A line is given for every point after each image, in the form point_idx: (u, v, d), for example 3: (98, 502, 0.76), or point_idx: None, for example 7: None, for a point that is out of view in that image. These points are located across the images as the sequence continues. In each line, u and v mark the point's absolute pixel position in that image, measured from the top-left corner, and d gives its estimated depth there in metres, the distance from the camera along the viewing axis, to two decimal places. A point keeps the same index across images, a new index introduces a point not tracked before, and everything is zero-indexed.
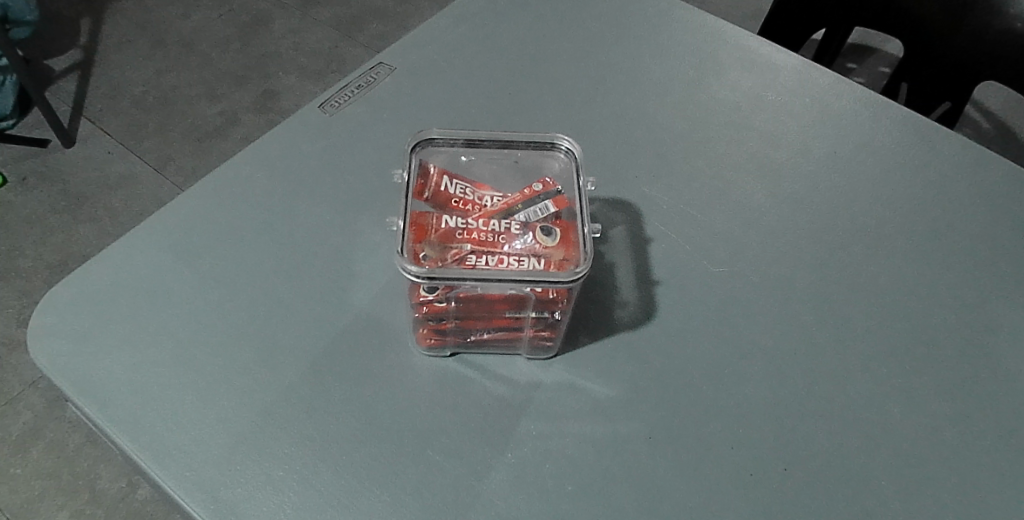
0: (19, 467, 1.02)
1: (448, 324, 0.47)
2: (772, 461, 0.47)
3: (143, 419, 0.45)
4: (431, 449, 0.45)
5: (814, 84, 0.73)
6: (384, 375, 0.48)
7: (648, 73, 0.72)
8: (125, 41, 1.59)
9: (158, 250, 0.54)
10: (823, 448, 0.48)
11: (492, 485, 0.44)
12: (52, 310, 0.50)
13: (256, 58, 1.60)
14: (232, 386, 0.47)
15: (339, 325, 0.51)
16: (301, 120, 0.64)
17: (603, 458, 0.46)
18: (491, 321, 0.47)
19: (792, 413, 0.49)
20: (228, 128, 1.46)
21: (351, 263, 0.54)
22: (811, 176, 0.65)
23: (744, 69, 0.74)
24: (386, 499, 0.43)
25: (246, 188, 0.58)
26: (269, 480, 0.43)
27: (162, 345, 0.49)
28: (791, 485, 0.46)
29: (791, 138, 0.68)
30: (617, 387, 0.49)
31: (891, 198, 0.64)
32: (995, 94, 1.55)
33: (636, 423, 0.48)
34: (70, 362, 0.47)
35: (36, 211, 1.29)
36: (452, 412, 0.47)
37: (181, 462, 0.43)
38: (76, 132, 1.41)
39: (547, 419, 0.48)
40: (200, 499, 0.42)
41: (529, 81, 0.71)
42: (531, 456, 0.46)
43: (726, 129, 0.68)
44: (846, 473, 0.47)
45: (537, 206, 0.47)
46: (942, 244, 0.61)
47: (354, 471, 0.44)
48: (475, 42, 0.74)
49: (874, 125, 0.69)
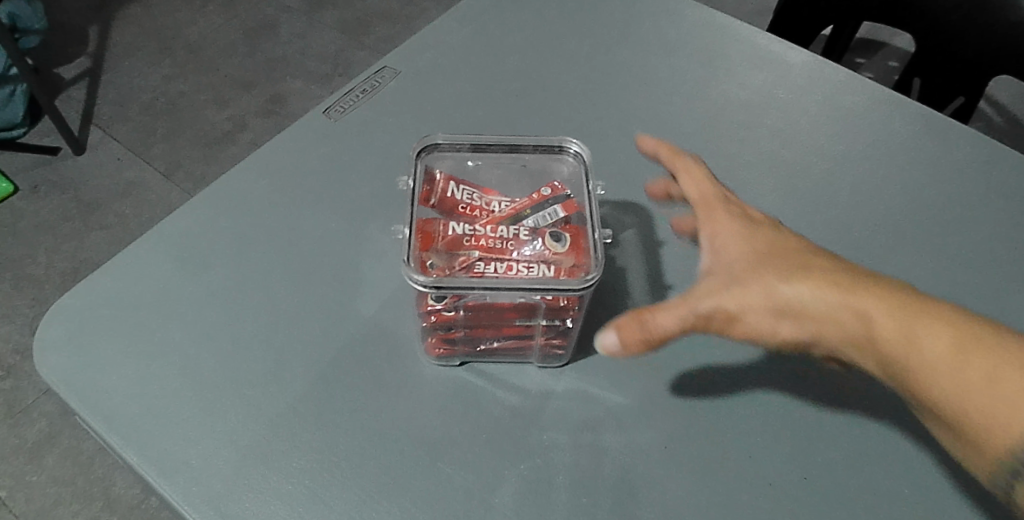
0: (33, 474, 1.02)
1: (457, 333, 0.46)
2: (791, 470, 0.46)
3: (149, 433, 0.45)
4: (443, 461, 0.44)
5: (827, 80, 0.71)
6: (393, 386, 0.48)
7: (657, 72, 0.71)
8: (134, 48, 1.60)
9: (164, 262, 0.53)
10: (844, 457, 0.46)
11: (504, 498, 0.43)
12: (58, 323, 0.50)
13: (263, 63, 1.60)
14: (240, 398, 0.46)
15: (346, 335, 0.50)
16: (306, 126, 0.64)
17: (618, 469, 0.45)
18: (501, 330, 0.46)
19: (811, 421, 0.48)
20: (236, 133, 1.46)
21: (356, 272, 0.54)
22: (824, 175, 0.63)
23: (753, 66, 0.72)
24: (397, 512, 0.42)
25: (252, 196, 0.58)
26: (277, 494, 0.42)
27: (167, 357, 0.48)
28: (813, 494, 0.45)
29: (803, 136, 0.66)
30: (631, 395, 0.48)
31: (906, 198, 0.62)
32: (1009, 86, 1.52)
33: (651, 432, 0.47)
34: (75, 376, 0.47)
35: (48, 219, 1.30)
36: (463, 424, 0.46)
37: (189, 476, 0.43)
38: (86, 140, 1.42)
39: (560, 428, 0.47)
40: (207, 515, 0.41)
41: (536, 83, 0.70)
42: (544, 468, 0.45)
43: (737, 128, 0.67)
44: (868, 482, 0.45)
45: (545, 211, 0.46)
46: (963, 244, 0.59)
47: (363, 485, 0.43)
48: (480, 45, 0.73)
49: (888, 122, 0.68)
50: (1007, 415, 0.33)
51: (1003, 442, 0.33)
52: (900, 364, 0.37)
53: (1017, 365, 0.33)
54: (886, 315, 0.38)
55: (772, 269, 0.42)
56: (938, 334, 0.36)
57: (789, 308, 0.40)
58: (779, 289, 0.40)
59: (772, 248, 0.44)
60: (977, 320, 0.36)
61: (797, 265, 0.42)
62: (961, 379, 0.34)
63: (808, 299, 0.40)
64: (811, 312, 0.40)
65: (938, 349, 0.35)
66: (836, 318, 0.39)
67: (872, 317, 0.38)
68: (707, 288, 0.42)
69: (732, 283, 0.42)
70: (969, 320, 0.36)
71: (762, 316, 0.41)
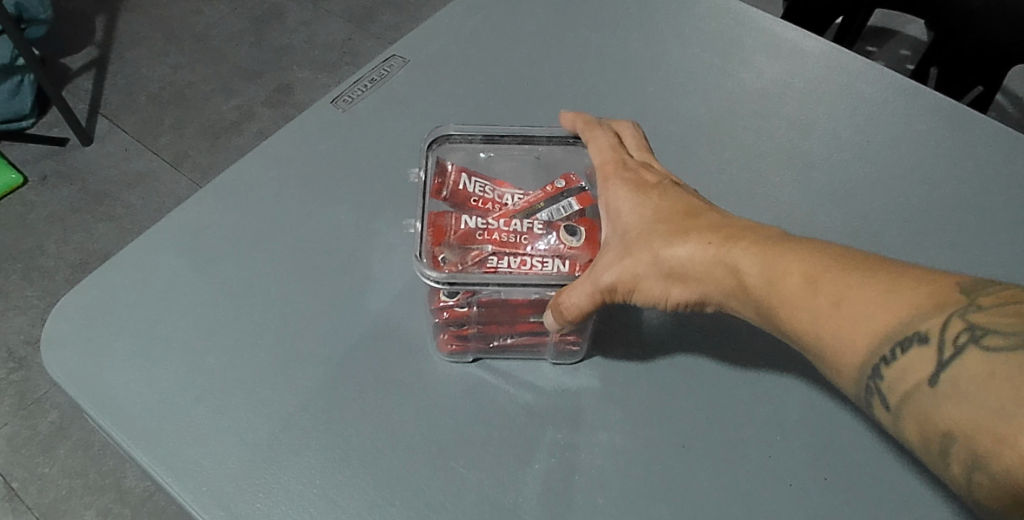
0: (46, 466, 1.02)
1: (470, 329, 0.45)
2: (811, 469, 0.44)
3: (157, 432, 0.44)
4: (455, 460, 0.44)
5: (847, 68, 0.69)
6: (403, 383, 0.47)
7: (672, 60, 0.69)
8: (140, 38, 1.58)
9: (172, 256, 0.53)
10: (865, 456, 0.45)
11: (517, 498, 0.42)
12: (65, 319, 0.49)
13: (269, 52, 1.58)
14: (249, 396, 0.46)
15: (356, 331, 0.49)
16: (313, 117, 0.62)
17: (633, 469, 0.44)
18: (515, 326, 0.45)
19: (832, 419, 0.46)
20: (243, 123, 1.45)
21: (365, 266, 0.53)
22: (844, 166, 0.62)
23: (769, 53, 0.70)
24: (410, 513, 0.41)
25: (259, 189, 0.57)
26: (288, 494, 0.42)
27: (175, 354, 0.47)
28: (833, 495, 0.43)
29: (822, 125, 0.64)
30: (647, 393, 0.47)
31: (929, 190, 0.60)
32: None
33: (667, 431, 0.46)
34: (83, 373, 0.47)
35: (57, 210, 1.30)
36: (476, 423, 0.45)
37: (198, 476, 0.42)
38: (93, 131, 1.41)
39: (575, 426, 0.46)
40: (217, 515, 0.41)
41: (547, 72, 0.68)
42: (558, 467, 0.44)
43: (755, 118, 0.65)
44: (890, 482, 0.44)
45: (560, 204, 0.45)
46: (986, 235, 0.57)
47: (375, 485, 0.42)
48: (491, 33, 0.72)
49: (910, 109, 0.66)
50: (861, 337, 0.31)
51: (858, 364, 0.31)
52: (773, 313, 0.35)
53: (865, 285, 0.31)
54: (751, 262, 0.36)
55: (645, 230, 0.40)
56: (795, 270, 0.34)
57: (673, 271, 0.39)
58: (656, 250, 0.39)
59: (658, 210, 0.41)
60: (838, 248, 0.34)
61: (669, 220, 0.40)
62: (815, 310, 0.32)
63: (682, 259, 0.38)
64: (688, 271, 0.38)
65: (795, 285, 0.34)
66: (713, 275, 0.38)
67: (736, 263, 0.36)
68: (596, 260, 0.41)
69: (613, 249, 0.41)
70: (824, 246, 0.34)
71: (650, 282, 0.40)
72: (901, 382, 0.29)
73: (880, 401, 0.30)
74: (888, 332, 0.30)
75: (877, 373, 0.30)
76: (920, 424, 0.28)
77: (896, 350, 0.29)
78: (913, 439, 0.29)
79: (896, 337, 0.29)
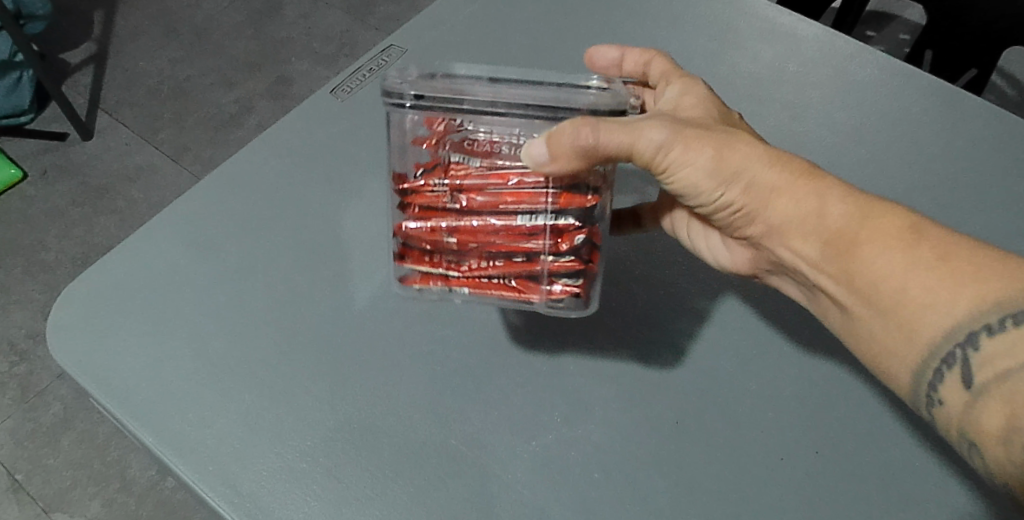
0: (50, 458, 1.03)
1: (442, 237, 0.39)
2: (803, 445, 0.45)
3: (163, 414, 0.45)
4: (454, 438, 0.44)
5: (843, 53, 0.69)
6: (403, 364, 0.48)
7: (669, 47, 0.70)
8: (139, 32, 1.59)
9: (175, 243, 0.53)
10: (857, 431, 0.46)
11: (515, 474, 0.43)
12: (71, 306, 0.50)
13: (268, 44, 1.59)
14: (253, 378, 0.46)
15: (356, 314, 0.50)
16: (312, 105, 0.63)
17: (629, 445, 0.45)
18: (497, 238, 0.39)
19: (824, 395, 0.47)
20: (243, 116, 1.46)
21: (365, 251, 0.53)
22: (838, 150, 0.62)
23: (767, 40, 0.71)
24: (410, 489, 0.42)
25: (259, 176, 0.58)
26: (291, 472, 0.43)
27: (179, 338, 0.48)
28: (824, 469, 0.44)
29: (817, 109, 0.65)
30: (643, 372, 0.48)
31: (922, 172, 0.61)
32: None
33: (661, 408, 0.46)
34: (91, 358, 0.48)
35: (58, 205, 1.31)
36: (475, 401, 0.46)
37: (204, 456, 0.43)
38: (93, 125, 1.42)
39: (572, 404, 0.46)
40: (223, 494, 0.42)
41: (545, 60, 0.69)
42: (555, 444, 0.45)
43: (751, 104, 0.65)
44: (880, 456, 0.45)
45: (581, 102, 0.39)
46: (978, 217, 0.58)
47: (377, 462, 0.43)
48: (489, 21, 0.72)
49: (905, 93, 0.66)
50: (965, 301, 0.33)
51: (949, 325, 0.33)
52: (853, 248, 0.36)
53: (974, 253, 0.33)
54: (848, 199, 0.36)
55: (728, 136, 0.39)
56: (894, 218, 0.35)
57: (747, 184, 0.38)
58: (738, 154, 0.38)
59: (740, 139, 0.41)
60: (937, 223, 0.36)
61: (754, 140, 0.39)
62: (919, 256, 0.34)
63: (771, 175, 0.37)
64: (765, 190, 0.37)
65: (896, 229, 0.34)
66: (795, 198, 0.37)
67: (830, 193, 0.36)
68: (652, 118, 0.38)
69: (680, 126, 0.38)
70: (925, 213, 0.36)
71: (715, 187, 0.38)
72: (998, 358, 0.32)
73: (960, 377, 0.33)
74: (995, 301, 0.32)
75: (971, 344, 0.32)
76: (1009, 400, 0.30)
77: (1004, 323, 0.32)
78: (984, 418, 0.32)
79: (1001, 309, 0.32)
